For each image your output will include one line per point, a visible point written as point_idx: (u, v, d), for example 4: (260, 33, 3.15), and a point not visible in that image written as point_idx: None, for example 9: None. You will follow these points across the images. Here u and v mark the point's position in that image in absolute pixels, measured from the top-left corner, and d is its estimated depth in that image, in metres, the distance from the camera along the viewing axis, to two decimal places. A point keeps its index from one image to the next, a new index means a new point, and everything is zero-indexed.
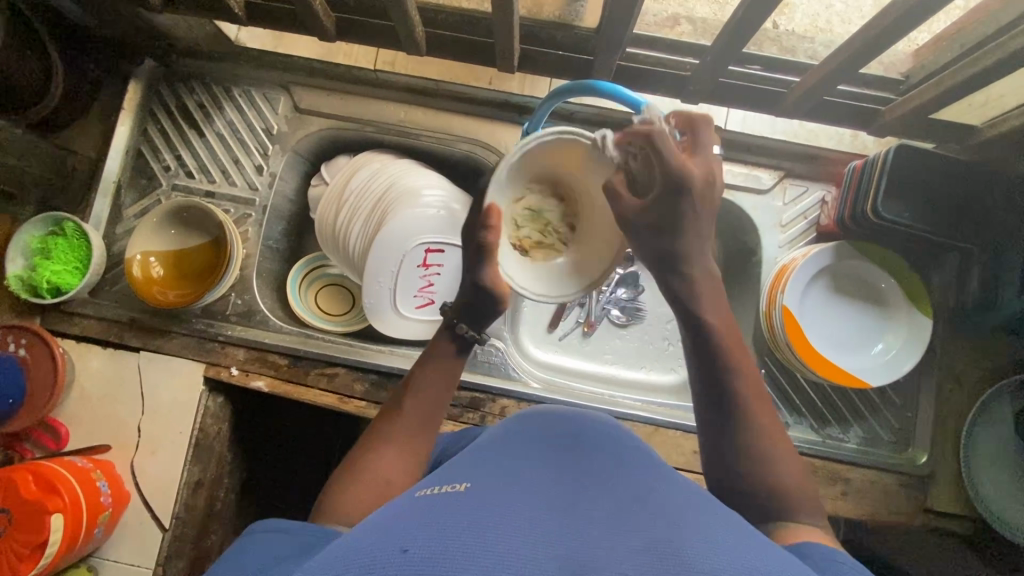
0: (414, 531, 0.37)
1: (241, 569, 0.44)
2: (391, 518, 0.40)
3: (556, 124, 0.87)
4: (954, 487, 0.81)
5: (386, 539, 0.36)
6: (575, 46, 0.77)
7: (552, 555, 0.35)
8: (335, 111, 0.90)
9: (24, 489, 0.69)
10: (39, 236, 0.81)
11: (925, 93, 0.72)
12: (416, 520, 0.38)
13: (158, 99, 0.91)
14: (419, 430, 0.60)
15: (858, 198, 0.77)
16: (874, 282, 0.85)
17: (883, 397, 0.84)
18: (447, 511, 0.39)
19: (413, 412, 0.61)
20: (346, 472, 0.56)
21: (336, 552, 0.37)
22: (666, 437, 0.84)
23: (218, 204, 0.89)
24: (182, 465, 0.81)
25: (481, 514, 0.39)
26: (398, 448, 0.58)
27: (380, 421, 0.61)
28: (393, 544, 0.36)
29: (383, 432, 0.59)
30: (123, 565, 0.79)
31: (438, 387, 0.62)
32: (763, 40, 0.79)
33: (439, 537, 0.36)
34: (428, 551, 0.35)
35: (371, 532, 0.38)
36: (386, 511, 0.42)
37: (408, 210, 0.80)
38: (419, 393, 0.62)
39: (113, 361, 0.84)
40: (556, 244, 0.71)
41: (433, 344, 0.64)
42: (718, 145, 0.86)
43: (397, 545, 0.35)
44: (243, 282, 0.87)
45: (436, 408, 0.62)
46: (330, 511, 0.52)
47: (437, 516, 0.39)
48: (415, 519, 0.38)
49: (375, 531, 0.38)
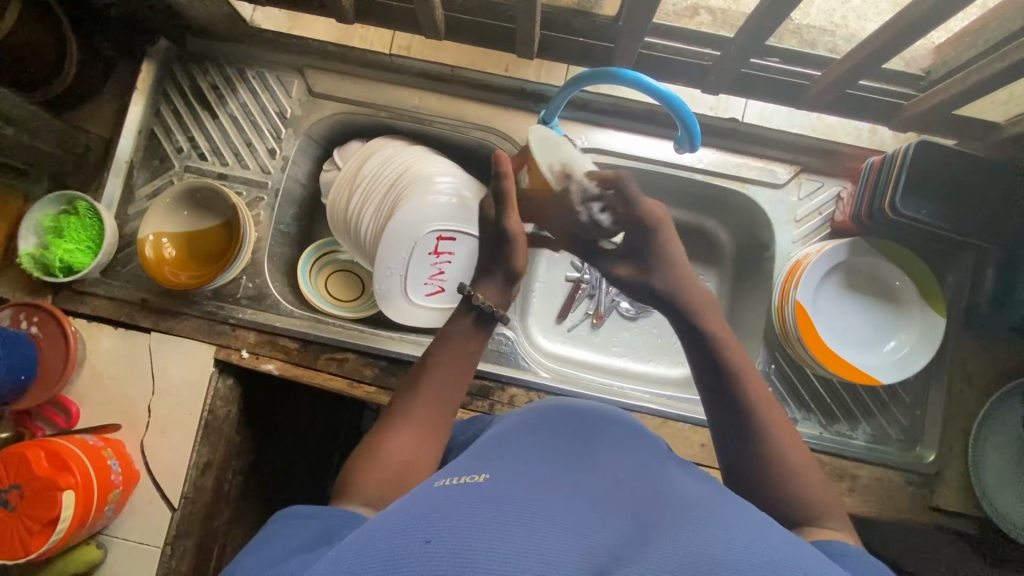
0: (436, 520, 0.38)
1: (258, 549, 0.44)
2: (413, 505, 0.41)
3: (571, 113, 0.86)
4: (962, 486, 0.81)
5: (410, 529, 0.37)
6: (594, 34, 0.77)
7: (573, 552, 0.36)
8: (349, 95, 0.89)
9: (35, 466, 0.69)
10: (51, 214, 0.81)
11: (948, 88, 0.72)
12: (438, 508, 0.39)
13: (172, 80, 0.90)
14: (439, 409, 0.60)
15: (875, 194, 0.77)
16: (887, 280, 0.84)
17: (893, 395, 0.84)
18: (468, 500, 0.40)
19: (432, 391, 0.61)
20: (365, 452, 0.56)
21: (361, 541, 0.38)
22: (674, 429, 0.84)
23: (230, 186, 0.88)
24: (191, 446, 0.81)
25: (501, 504, 0.39)
26: (418, 427, 0.58)
27: (398, 401, 0.61)
28: (417, 534, 0.37)
29: (403, 411, 0.59)
30: (131, 543, 0.80)
31: (456, 366, 0.62)
32: (784, 32, 0.78)
33: (461, 527, 0.37)
34: (451, 541, 0.36)
35: (393, 521, 0.39)
36: (407, 500, 0.43)
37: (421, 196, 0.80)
38: (437, 371, 0.62)
39: (123, 341, 0.84)
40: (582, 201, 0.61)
41: (452, 321, 0.65)
42: (735, 137, 0.86)
43: (421, 535, 0.36)
44: (254, 265, 0.86)
45: (455, 386, 0.62)
46: (350, 491, 0.52)
47: (458, 505, 0.39)
48: (436, 508, 0.39)
49: (397, 523, 0.38)
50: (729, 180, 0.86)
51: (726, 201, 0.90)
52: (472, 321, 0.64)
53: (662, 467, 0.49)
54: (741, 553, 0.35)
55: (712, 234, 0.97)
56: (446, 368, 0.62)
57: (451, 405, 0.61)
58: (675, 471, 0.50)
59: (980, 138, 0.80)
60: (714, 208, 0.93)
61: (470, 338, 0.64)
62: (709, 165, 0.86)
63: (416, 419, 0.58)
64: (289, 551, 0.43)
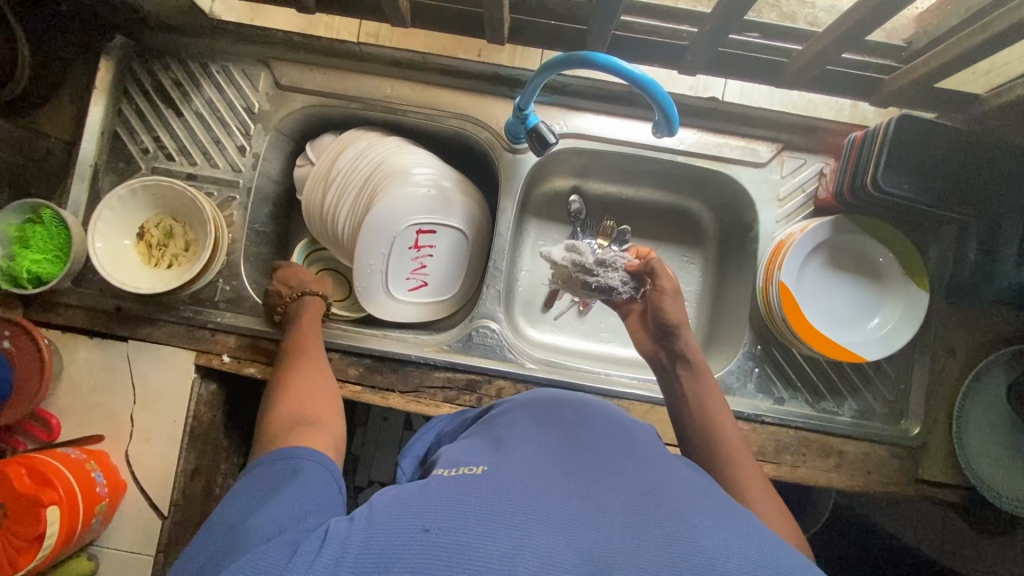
0: (435, 510, 0.38)
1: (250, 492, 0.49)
2: (412, 493, 0.41)
3: (548, 98, 0.84)
4: (947, 457, 0.83)
5: (409, 519, 0.37)
6: (567, 15, 0.74)
7: (568, 547, 0.36)
8: (318, 87, 0.86)
9: (17, 483, 0.68)
10: (16, 223, 0.78)
11: (931, 61, 0.70)
12: (438, 499, 0.39)
13: (133, 78, 0.86)
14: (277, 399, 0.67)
15: (858, 170, 0.76)
16: (871, 256, 0.84)
17: (878, 370, 0.85)
18: (465, 490, 0.40)
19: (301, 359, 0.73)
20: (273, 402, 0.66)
21: (360, 526, 0.39)
22: (662, 413, 0.84)
23: (200, 187, 0.86)
24: (178, 453, 0.81)
25: (500, 492, 0.39)
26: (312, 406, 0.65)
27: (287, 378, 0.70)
28: (415, 524, 0.37)
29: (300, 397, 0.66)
30: (124, 552, 0.79)
31: (310, 331, 0.78)
32: (762, 6, 0.80)
33: (460, 518, 0.37)
34: (447, 532, 0.36)
35: (391, 509, 0.39)
36: (403, 490, 0.42)
37: (403, 187, 0.80)
38: (305, 343, 0.76)
39: (101, 350, 0.82)
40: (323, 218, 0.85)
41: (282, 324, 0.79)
42: (716, 117, 0.84)
43: (419, 524, 0.37)
44: (231, 267, 0.84)
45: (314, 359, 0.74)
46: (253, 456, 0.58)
47: (457, 495, 0.39)
48: (433, 496, 0.40)
49: (394, 514, 0.38)
50: (711, 161, 0.85)
51: (708, 180, 0.88)
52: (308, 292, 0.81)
53: (656, 459, 0.49)
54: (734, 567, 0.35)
55: (694, 215, 0.96)
56: (306, 337, 0.77)
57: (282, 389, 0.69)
58: (670, 464, 0.49)
59: (963, 110, 0.79)
60: (697, 189, 0.92)
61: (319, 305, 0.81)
62: (690, 146, 0.84)
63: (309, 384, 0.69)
64: (280, 494, 0.47)
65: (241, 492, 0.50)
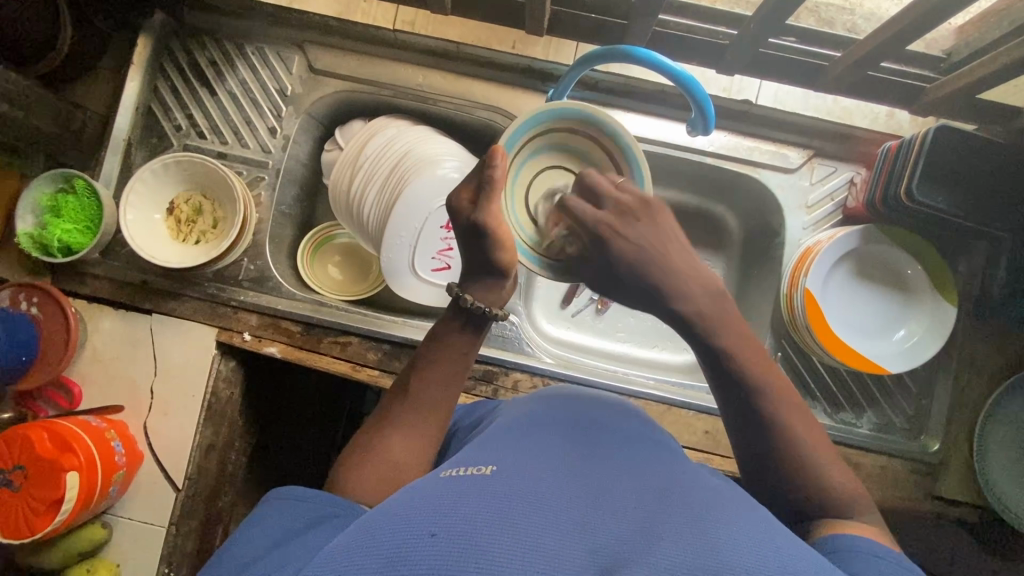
0: (441, 513, 0.37)
1: (256, 544, 0.45)
2: (417, 496, 0.40)
3: (580, 93, 0.84)
4: (965, 476, 0.82)
5: (413, 522, 0.36)
6: (606, 10, 0.74)
7: (579, 556, 0.34)
8: (349, 72, 0.87)
9: (39, 447, 0.69)
10: (48, 192, 0.79)
11: (973, 72, 0.69)
12: (442, 501, 0.38)
13: (169, 54, 0.87)
14: (427, 419, 0.58)
15: (891, 180, 0.75)
16: (899, 268, 0.83)
17: (900, 384, 0.84)
18: (471, 494, 0.39)
19: (422, 398, 0.59)
20: (365, 443, 0.57)
21: (364, 531, 0.38)
22: (679, 415, 0.84)
23: (230, 166, 0.86)
24: (194, 429, 0.81)
25: (507, 497, 0.38)
26: (408, 433, 0.57)
27: (434, 400, 0.59)
28: (420, 528, 0.36)
29: (394, 416, 0.58)
30: (137, 523, 0.80)
31: (449, 369, 0.60)
32: (801, 10, 0.79)
33: (466, 523, 0.36)
34: (456, 535, 0.35)
35: (396, 513, 0.38)
36: (408, 491, 0.41)
37: (437, 167, 0.80)
38: (444, 360, 0.60)
39: (125, 321, 0.83)
40: (362, 197, 0.83)
41: (445, 322, 0.61)
42: (748, 120, 0.83)
43: (424, 529, 0.36)
44: (256, 247, 0.85)
45: (449, 394, 0.60)
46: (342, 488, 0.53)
47: (463, 499, 0.38)
48: (439, 500, 0.38)
49: (398, 518, 0.37)
50: (741, 164, 0.84)
51: (736, 184, 0.88)
52: (461, 322, 0.60)
53: (670, 462, 0.48)
54: (751, 564, 0.34)
55: (719, 218, 0.95)
56: (440, 371, 0.59)
57: (445, 406, 0.59)
58: (683, 467, 0.48)
59: (1001, 123, 0.78)
60: (724, 193, 0.91)
61: (463, 338, 0.60)
62: (720, 148, 0.84)
63: (412, 425, 0.57)
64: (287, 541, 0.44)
65: (245, 547, 0.46)
